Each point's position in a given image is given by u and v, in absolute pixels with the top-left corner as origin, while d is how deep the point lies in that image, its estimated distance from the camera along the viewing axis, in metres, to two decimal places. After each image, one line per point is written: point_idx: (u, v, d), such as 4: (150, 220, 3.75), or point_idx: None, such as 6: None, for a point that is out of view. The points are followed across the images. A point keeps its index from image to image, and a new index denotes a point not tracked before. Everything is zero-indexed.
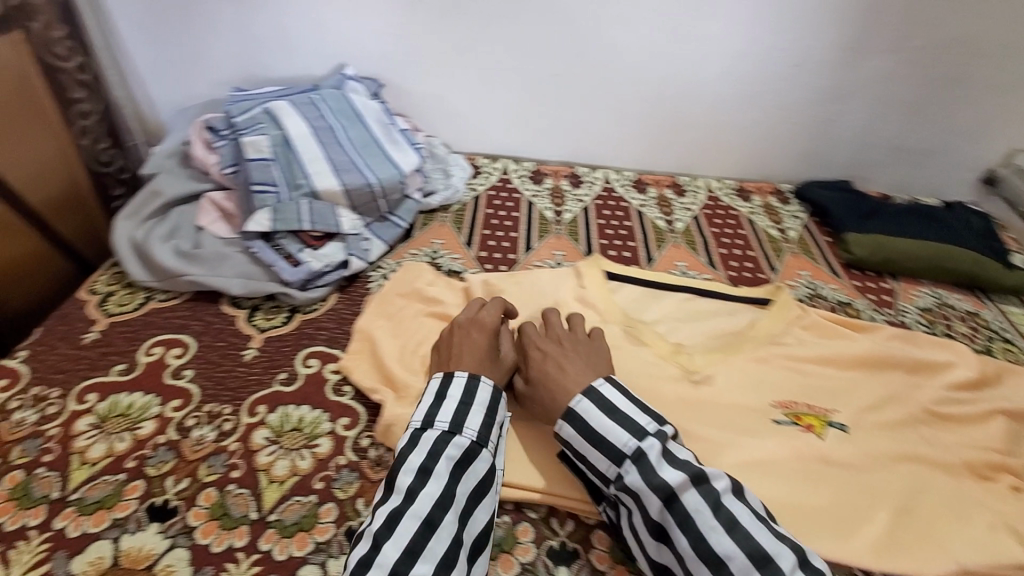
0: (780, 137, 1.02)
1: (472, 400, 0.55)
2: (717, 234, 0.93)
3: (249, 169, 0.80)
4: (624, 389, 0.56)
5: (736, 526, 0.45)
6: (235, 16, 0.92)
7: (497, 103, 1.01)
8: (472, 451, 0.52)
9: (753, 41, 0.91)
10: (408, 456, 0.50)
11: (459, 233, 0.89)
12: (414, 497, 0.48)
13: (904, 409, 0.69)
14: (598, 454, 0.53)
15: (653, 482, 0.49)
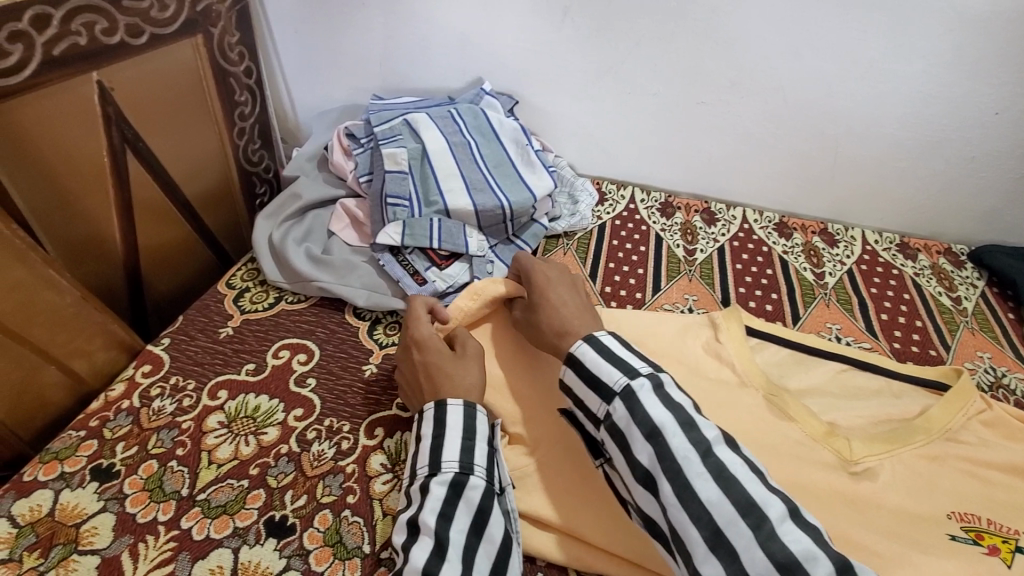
0: (960, 190, 0.88)
1: (443, 429, 0.54)
2: (875, 294, 0.82)
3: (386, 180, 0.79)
4: (625, 341, 0.56)
5: (727, 478, 0.44)
6: (387, 26, 0.95)
7: (635, 129, 0.95)
8: (459, 484, 0.51)
9: (949, 82, 0.79)
10: (398, 514, 0.51)
11: (583, 264, 0.85)
12: (408, 553, 0.47)
13: None
14: (591, 394, 0.53)
15: (637, 419, 0.48)
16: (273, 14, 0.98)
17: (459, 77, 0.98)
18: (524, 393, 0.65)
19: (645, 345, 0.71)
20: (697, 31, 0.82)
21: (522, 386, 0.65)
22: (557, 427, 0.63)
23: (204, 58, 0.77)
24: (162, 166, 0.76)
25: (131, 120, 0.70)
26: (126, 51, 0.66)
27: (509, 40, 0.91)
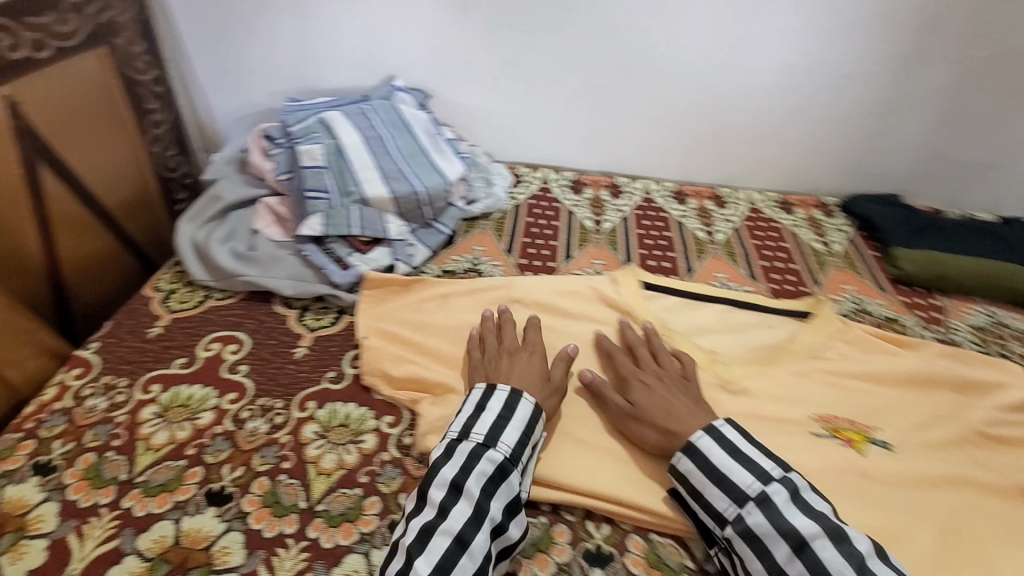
0: (825, 148, 1.00)
1: (510, 415, 0.57)
2: (758, 246, 0.93)
3: (303, 176, 0.84)
4: (745, 433, 0.56)
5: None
6: (296, 31, 0.99)
7: (540, 115, 1.03)
8: (505, 467, 0.54)
9: (800, 53, 0.91)
10: (442, 467, 0.53)
11: (499, 240, 0.90)
12: (446, 513, 0.51)
13: (954, 429, 0.65)
14: (716, 492, 0.53)
15: (782, 529, 0.49)
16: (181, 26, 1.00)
17: (371, 76, 1.03)
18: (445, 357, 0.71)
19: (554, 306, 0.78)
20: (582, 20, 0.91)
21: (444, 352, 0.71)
22: None
23: (110, 69, 0.80)
24: (79, 176, 0.78)
25: (46, 133, 0.72)
26: (34, 64, 0.69)
27: (414, 37, 0.97)
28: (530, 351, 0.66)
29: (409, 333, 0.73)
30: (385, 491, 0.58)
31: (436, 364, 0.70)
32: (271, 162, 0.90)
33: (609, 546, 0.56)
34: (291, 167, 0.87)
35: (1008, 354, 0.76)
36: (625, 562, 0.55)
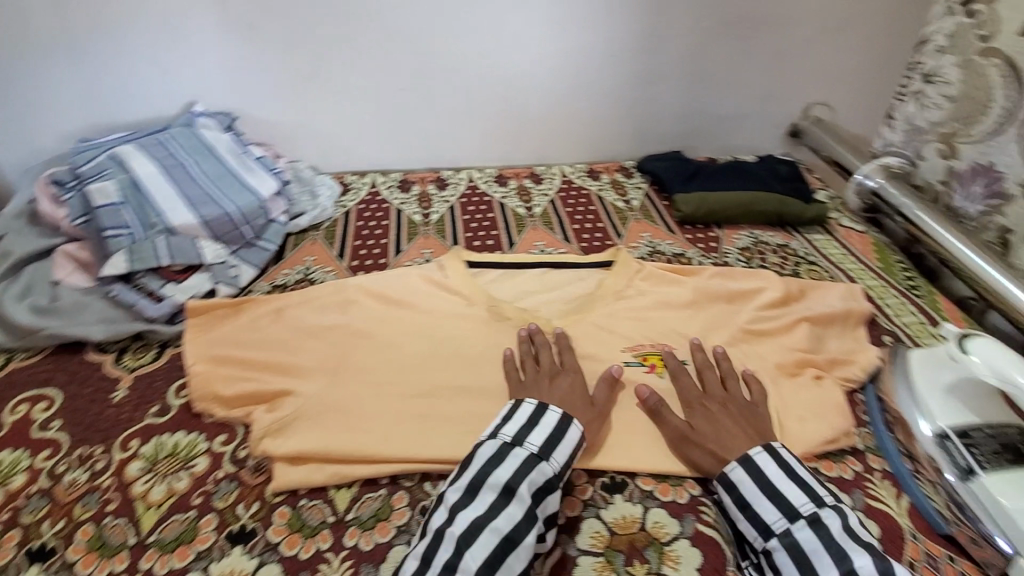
0: (613, 117, 1.14)
1: (559, 435, 0.60)
2: (570, 212, 1.03)
3: (99, 215, 0.80)
4: (790, 465, 0.58)
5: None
6: (77, 67, 0.95)
7: (355, 123, 1.07)
8: (551, 483, 0.56)
9: (568, 38, 1.04)
10: (494, 470, 0.55)
11: (329, 248, 0.92)
12: (495, 513, 0.53)
13: (724, 333, 0.77)
14: (774, 507, 0.56)
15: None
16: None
17: (168, 105, 1.01)
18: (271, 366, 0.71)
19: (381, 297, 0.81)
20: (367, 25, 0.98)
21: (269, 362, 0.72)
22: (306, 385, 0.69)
23: None
24: None
25: None
26: None
27: (203, 59, 0.97)
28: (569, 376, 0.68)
29: (237, 350, 0.73)
30: (221, 505, 0.59)
31: (258, 371, 0.70)
32: (64, 207, 0.84)
33: None
34: (87, 210, 0.82)
35: (766, 265, 0.93)
36: None
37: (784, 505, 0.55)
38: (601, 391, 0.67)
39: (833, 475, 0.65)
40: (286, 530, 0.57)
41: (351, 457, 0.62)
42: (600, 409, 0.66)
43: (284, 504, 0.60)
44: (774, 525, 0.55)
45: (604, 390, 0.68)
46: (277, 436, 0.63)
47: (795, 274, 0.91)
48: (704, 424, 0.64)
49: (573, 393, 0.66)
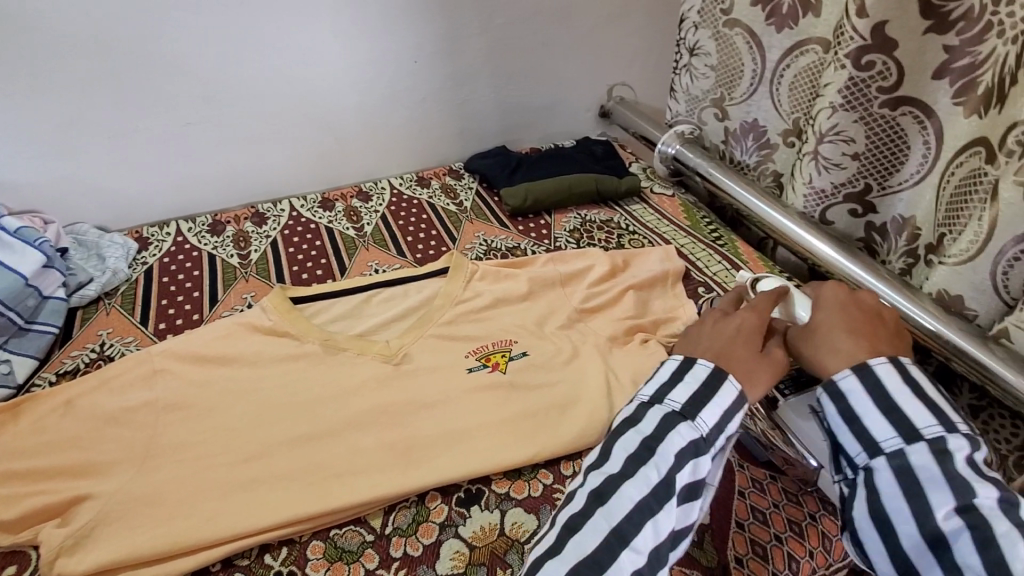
0: (516, 105, 1.19)
1: (705, 394, 0.53)
2: (497, 201, 1.07)
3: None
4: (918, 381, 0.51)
5: (985, 536, 0.43)
6: None
7: (259, 149, 1.02)
8: (699, 445, 0.51)
9: (463, 36, 1.06)
10: (631, 433, 0.53)
11: (268, 281, 0.89)
12: (630, 474, 0.50)
13: (666, 284, 0.86)
14: (890, 422, 0.49)
15: (950, 479, 0.45)
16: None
17: (35, 161, 0.89)
18: (249, 413, 0.68)
19: (343, 317, 0.81)
20: (256, 44, 0.93)
21: (246, 409, 0.68)
22: (293, 421, 0.67)
23: None
24: None
25: None
26: None
27: (70, 102, 0.87)
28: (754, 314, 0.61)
29: (207, 403, 0.69)
30: (247, 561, 0.57)
31: (242, 422, 0.67)
32: None
33: (476, 485, 0.64)
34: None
35: (675, 215, 1.04)
36: (492, 488, 0.64)
37: (902, 427, 0.49)
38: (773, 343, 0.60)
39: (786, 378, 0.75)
40: (328, 563, 0.57)
41: (369, 475, 0.62)
42: (777, 359, 0.58)
43: (314, 539, 0.59)
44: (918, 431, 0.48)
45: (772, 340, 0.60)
46: (287, 476, 0.62)
47: (699, 219, 1.03)
48: (830, 320, 0.58)
49: (751, 336, 0.58)
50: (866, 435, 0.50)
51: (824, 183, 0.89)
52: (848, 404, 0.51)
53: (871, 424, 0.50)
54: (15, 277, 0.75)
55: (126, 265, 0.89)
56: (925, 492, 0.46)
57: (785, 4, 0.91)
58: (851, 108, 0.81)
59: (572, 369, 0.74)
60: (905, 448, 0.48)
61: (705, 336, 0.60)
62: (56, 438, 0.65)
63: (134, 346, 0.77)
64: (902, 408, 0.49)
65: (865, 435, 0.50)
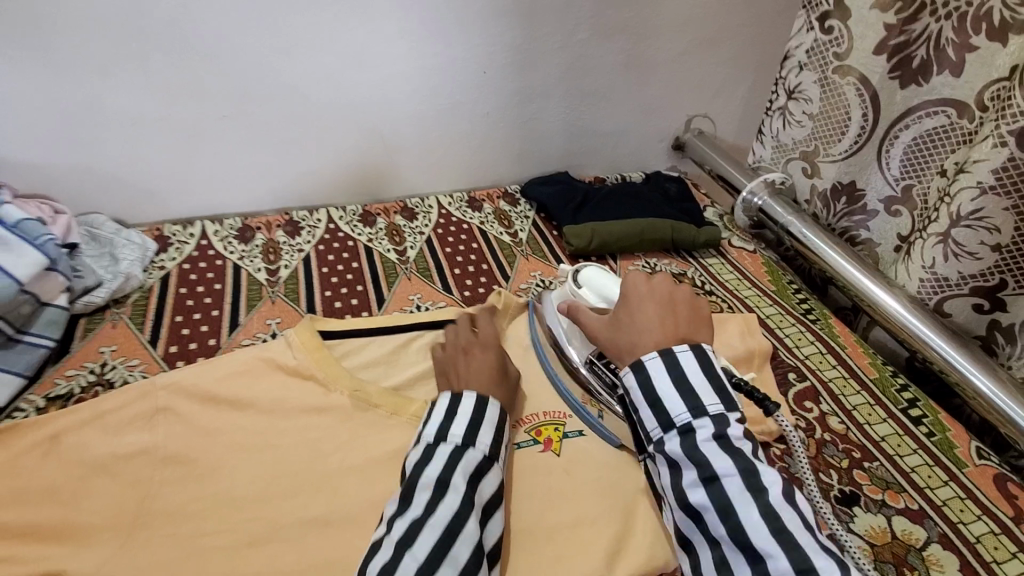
0: (585, 129, 1.08)
1: (483, 418, 0.58)
2: (557, 237, 0.96)
3: None
4: (704, 362, 0.54)
5: (726, 505, 0.48)
6: None
7: (303, 152, 0.92)
8: (483, 467, 0.55)
9: (544, 50, 0.95)
10: (425, 469, 0.53)
11: (297, 306, 0.78)
12: (433, 508, 0.50)
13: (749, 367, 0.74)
14: (676, 400, 0.52)
15: (696, 457, 0.50)
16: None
17: (53, 140, 0.79)
18: (264, 479, 0.58)
19: (379, 365, 0.71)
20: (315, 38, 0.82)
21: (260, 474, 0.58)
22: (315, 498, 0.57)
23: None
24: None
25: None
26: None
27: (102, 79, 0.77)
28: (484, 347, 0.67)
29: (215, 460, 0.59)
30: None
31: (256, 491, 0.57)
32: None
33: None
34: None
35: (758, 281, 0.91)
36: None
37: (689, 401, 0.52)
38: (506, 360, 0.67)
39: (901, 506, 0.62)
40: None
41: None
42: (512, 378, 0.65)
43: None
44: (676, 418, 0.52)
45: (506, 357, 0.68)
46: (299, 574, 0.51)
47: (785, 288, 0.91)
48: (627, 317, 0.60)
49: (490, 366, 0.64)
50: (655, 414, 0.53)
51: (949, 271, 0.76)
52: (643, 380, 0.54)
53: (664, 405, 0.53)
54: (8, 281, 0.63)
55: (141, 269, 0.79)
56: (705, 466, 0.50)
57: (918, 57, 0.79)
58: (1003, 192, 0.68)
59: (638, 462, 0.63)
60: (696, 423, 0.51)
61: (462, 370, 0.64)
62: (35, 486, 0.55)
63: (138, 373, 0.67)
64: (689, 386, 0.53)
65: (660, 415, 0.53)
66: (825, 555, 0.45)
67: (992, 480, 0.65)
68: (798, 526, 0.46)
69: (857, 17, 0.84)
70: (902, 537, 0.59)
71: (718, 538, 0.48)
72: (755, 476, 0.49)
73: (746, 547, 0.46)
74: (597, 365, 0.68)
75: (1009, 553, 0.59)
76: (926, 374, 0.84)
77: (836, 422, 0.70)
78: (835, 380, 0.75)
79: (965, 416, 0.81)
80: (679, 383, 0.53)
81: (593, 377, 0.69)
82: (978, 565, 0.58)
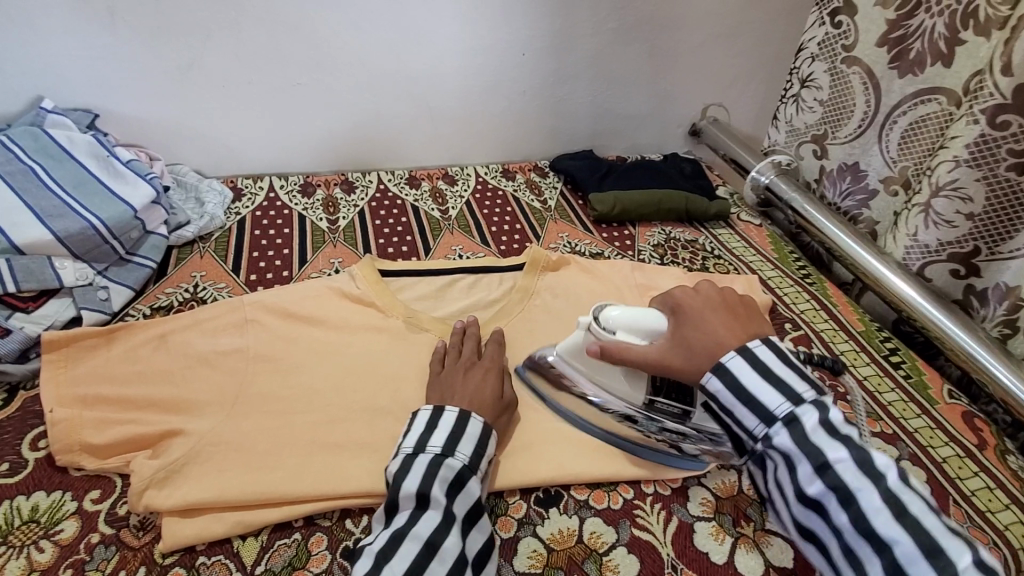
0: (611, 112, 1.18)
1: (462, 430, 0.57)
2: (582, 205, 1.07)
3: (71, 224, 0.71)
4: (783, 353, 0.53)
5: (846, 494, 0.47)
6: (49, 46, 0.83)
7: (360, 120, 1.04)
8: (462, 476, 0.55)
9: (579, 37, 1.06)
10: (403, 481, 0.53)
11: (355, 249, 0.90)
12: (414, 522, 0.51)
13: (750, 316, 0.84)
14: (773, 392, 0.51)
15: (808, 449, 0.49)
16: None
17: (152, 97, 0.91)
18: (338, 376, 0.69)
19: (428, 299, 0.82)
20: (380, 16, 0.94)
21: (334, 373, 0.69)
22: (380, 394, 0.67)
23: None
24: None
25: None
26: None
27: (199, 45, 0.88)
28: (486, 367, 0.66)
29: (295, 360, 0.70)
30: (329, 523, 0.57)
31: (332, 386, 0.67)
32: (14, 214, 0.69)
33: (555, 487, 0.62)
34: (57, 215, 0.71)
35: (758, 249, 1.01)
36: (571, 493, 0.61)
37: (784, 392, 0.51)
38: (505, 383, 0.66)
39: (878, 430, 0.72)
40: None
41: None
42: (507, 402, 0.64)
43: None
44: (777, 410, 0.50)
45: (506, 381, 0.67)
46: (370, 446, 0.62)
47: (786, 255, 1.00)
48: (688, 328, 0.58)
49: (484, 387, 0.63)
50: (752, 410, 0.51)
51: (929, 239, 0.86)
52: (730, 381, 0.53)
53: (758, 399, 0.51)
54: (125, 208, 0.76)
55: (222, 212, 0.91)
56: (815, 460, 0.48)
57: (914, 49, 0.88)
58: (976, 165, 0.78)
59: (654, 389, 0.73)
60: (797, 412, 0.50)
61: (455, 387, 0.63)
62: (151, 370, 0.66)
63: (225, 293, 0.78)
64: (778, 376, 0.52)
65: (759, 409, 0.51)
66: (954, 538, 0.45)
67: (960, 414, 0.75)
68: (922, 510, 0.46)
69: (863, 13, 0.94)
70: (876, 452, 0.69)
71: (843, 529, 0.48)
72: (870, 463, 0.48)
73: (871, 537, 0.46)
74: (659, 403, 0.63)
75: (972, 471, 0.69)
76: (912, 334, 0.94)
77: (826, 363, 0.80)
78: (826, 330, 0.85)
79: (947, 372, 0.90)
80: (771, 377, 0.52)
81: (659, 415, 0.63)
82: (942, 478, 0.68)
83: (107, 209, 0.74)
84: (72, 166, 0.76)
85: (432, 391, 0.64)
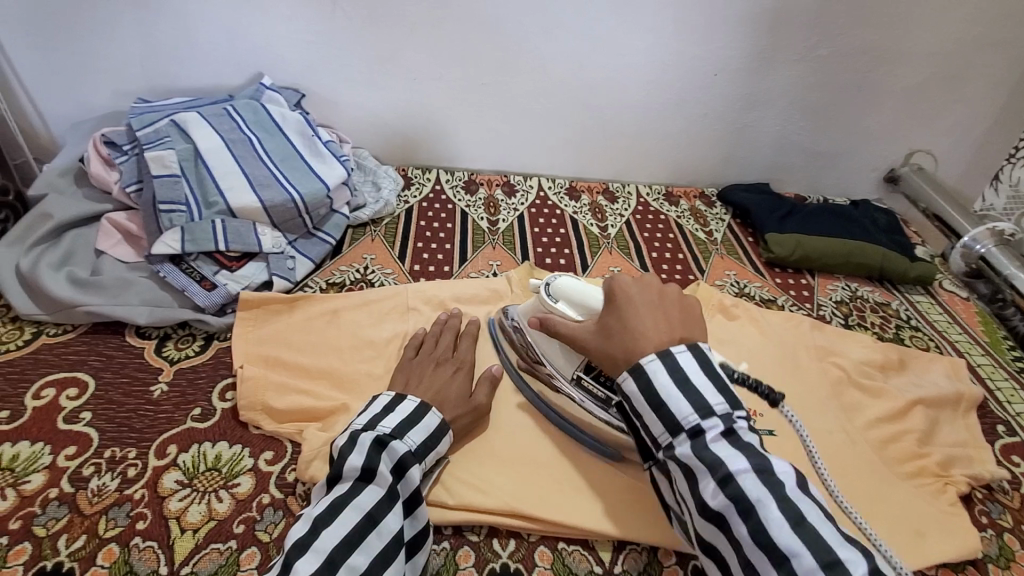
0: (795, 146, 1.08)
1: (419, 418, 0.54)
2: (753, 243, 0.98)
3: (274, 193, 0.77)
4: (707, 361, 0.47)
5: (748, 506, 0.41)
6: (278, 30, 0.90)
7: (531, 129, 1.03)
8: (408, 463, 0.50)
9: (777, 63, 0.97)
10: (346, 456, 0.48)
11: (514, 254, 0.89)
12: (350, 493, 0.46)
13: (955, 408, 0.71)
14: (683, 400, 0.45)
15: (708, 459, 0.43)
16: (110, 17, 0.87)
17: (354, 87, 0.97)
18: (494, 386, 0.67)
19: None
20: (574, 26, 0.92)
21: None
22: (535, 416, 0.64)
23: None
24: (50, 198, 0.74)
25: None
26: None
27: (402, 40, 0.92)
28: (457, 365, 0.63)
29: None
30: (476, 538, 0.54)
31: None
32: (231, 179, 0.76)
33: None
34: (266, 184, 0.77)
35: (969, 331, 0.85)
36: None
37: (695, 400, 0.45)
38: (477, 385, 0.62)
39: None
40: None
41: (605, 500, 0.57)
42: (476, 402, 0.60)
43: (541, 544, 0.55)
44: (684, 421, 0.45)
45: (479, 384, 0.62)
46: (520, 465, 0.59)
47: (1002, 343, 0.84)
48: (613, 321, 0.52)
49: (450, 385, 0.60)
50: (660, 417, 0.46)
51: None
52: (645, 385, 0.46)
53: (668, 407, 0.45)
54: (320, 186, 0.80)
55: (395, 199, 0.94)
56: (715, 467, 0.43)
57: None
58: None
59: (837, 454, 0.64)
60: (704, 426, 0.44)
61: (421, 379, 0.60)
62: (324, 343, 0.68)
63: (392, 280, 0.81)
64: (697, 387, 0.45)
65: (668, 420, 0.45)
66: (849, 547, 0.39)
67: None
68: (819, 518, 0.41)
69: None
70: None
71: (742, 542, 0.41)
72: (772, 470, 0.43)
73: (771, 551, 0.40)
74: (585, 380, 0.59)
75: None
76: None
77: None
78: None
79: None
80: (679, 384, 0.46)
81: (586, 396, 0.60)
82: None
83: (306, 184, 0.80)
84: (281, 140, 0.82)
85: (398, 378, 0.61)
